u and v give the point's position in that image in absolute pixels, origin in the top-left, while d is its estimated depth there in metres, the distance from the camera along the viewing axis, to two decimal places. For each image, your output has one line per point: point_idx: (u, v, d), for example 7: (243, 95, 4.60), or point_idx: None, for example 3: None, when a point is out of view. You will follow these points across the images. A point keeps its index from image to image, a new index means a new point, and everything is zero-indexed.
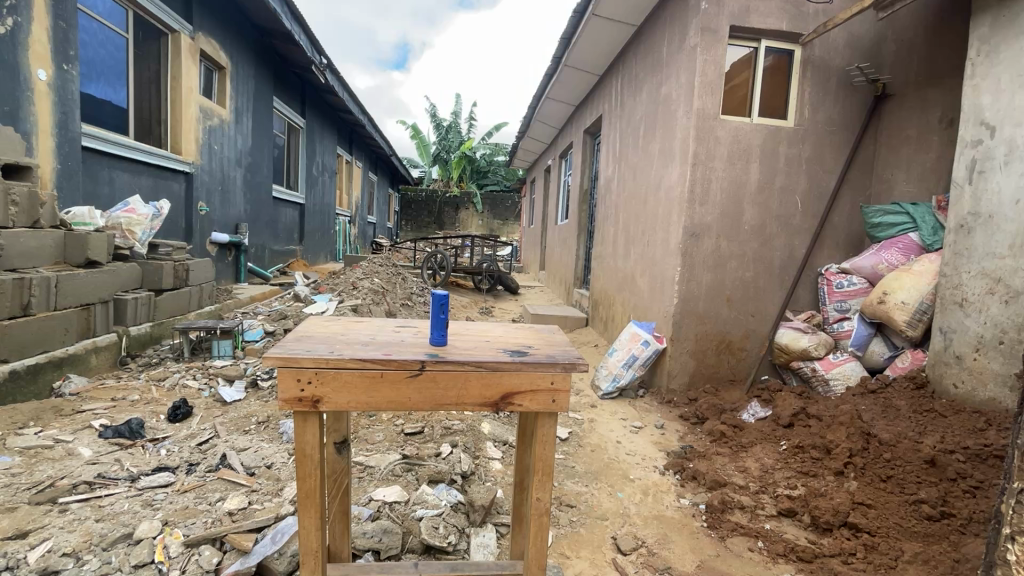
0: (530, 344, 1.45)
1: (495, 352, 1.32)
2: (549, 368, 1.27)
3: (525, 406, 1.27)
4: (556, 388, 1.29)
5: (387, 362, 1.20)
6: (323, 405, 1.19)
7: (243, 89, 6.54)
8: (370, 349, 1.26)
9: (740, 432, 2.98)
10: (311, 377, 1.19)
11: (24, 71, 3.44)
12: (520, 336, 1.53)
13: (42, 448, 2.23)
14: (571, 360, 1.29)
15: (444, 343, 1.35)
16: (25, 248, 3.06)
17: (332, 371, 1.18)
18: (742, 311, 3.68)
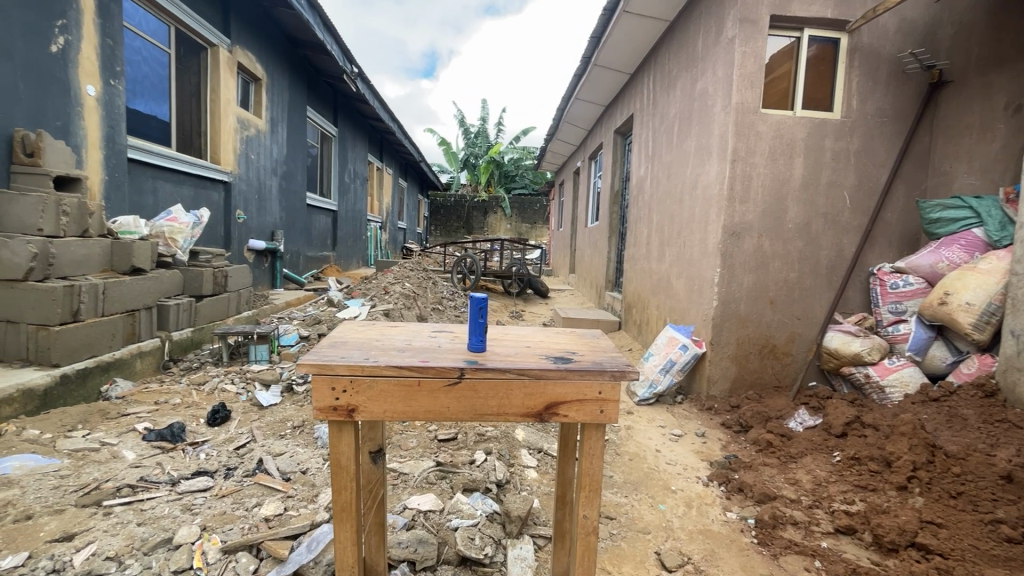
0: (576, 350, 1.37)
1: (538, 359, 1.25)
2: (597, 376, 1.20)
3: (572, 416, 1.21)
4: (604, 398, 1.21)
5: (426, 369, 1.16)
6: (358, 414, 1.16)
7: (278, 99, 6.71)
8: (407, 356, 1.21)
9: (789, 442, 2.82)
10: (346, 386, 1.15)
11: (75, 87, 3.59)
12: (566, 342, 1.46)
13: (89, 450, 2.28)
14: (620, 368, 1.21)
15: (483, 349, 1.30)
16: (75, 256, 3.16)
17: (373, 381, 1.14)
18: (787, 313, 3.51)
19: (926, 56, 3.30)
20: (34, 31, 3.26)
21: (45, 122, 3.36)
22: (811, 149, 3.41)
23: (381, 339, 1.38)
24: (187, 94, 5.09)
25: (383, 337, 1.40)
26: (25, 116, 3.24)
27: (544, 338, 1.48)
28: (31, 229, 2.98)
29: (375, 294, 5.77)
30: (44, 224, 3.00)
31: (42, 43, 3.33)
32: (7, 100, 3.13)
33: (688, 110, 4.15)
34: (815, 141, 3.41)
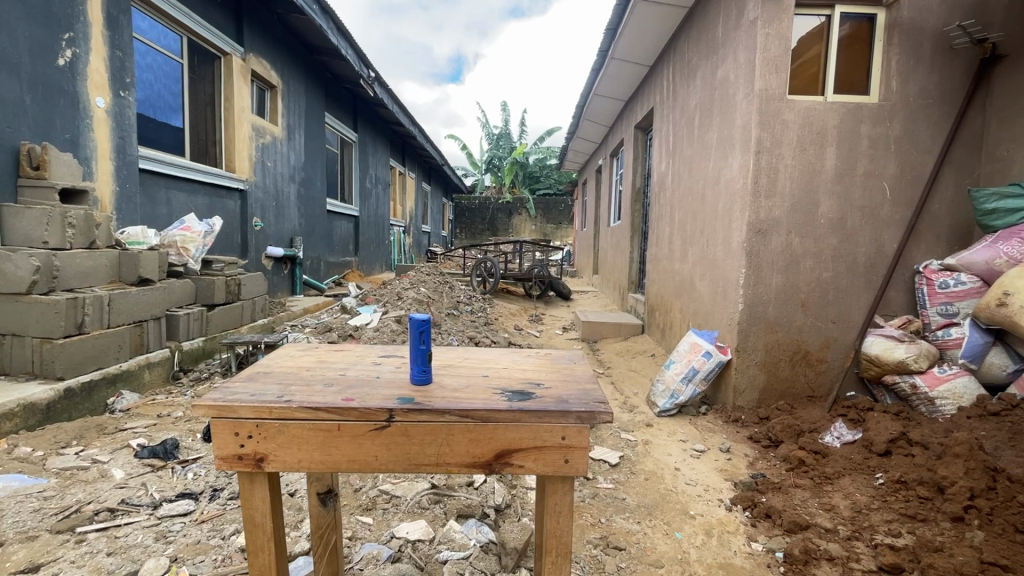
0: (541, 379, 1.33)
1: (489, 397, 1.19)
2: (561, 419, 1.13)
3: (529, 466, 1.14)
4: (569, 445, 1.15)
5: (348, 412, 1.12)
6: (265, 463, 1.13)
7: (295, 106, 6.71)
8: (329, 394, 1.17)
9: (823, 460, 2.55)
10: (252, 432, 1.12)
11: (84, 100, 3.60)
12: (531, 369, 1.43)
13: (78, 469, 2.22)
14: (587, 410, 1.14)
15: (426, 379, 1.26)
16: (80, 268, 3.13)
17: (283, 427, 1.12)
18: (820, 317, 3.22)
19: (976, 29, 2.96)
20: (41, 45, 3.27)
21: (53, 134, 3.38)
22: (845, 136, 3.11)
23: (317, 392, 1.20)
24: (202, 104, 5.11)
25: (331, 388, 1.23)
26: (31, 129, 3.26)
27: (518, 382, 1.31)
28: (36, 243, 2.98)
29: (389, 300, 5.71)
30: (48, 236, 2.99)
31: (49, 57, 3.33)
32: (14, 114, 3.15)
33: (709, 101, 3.88)
34: (849, 128, 3.11)
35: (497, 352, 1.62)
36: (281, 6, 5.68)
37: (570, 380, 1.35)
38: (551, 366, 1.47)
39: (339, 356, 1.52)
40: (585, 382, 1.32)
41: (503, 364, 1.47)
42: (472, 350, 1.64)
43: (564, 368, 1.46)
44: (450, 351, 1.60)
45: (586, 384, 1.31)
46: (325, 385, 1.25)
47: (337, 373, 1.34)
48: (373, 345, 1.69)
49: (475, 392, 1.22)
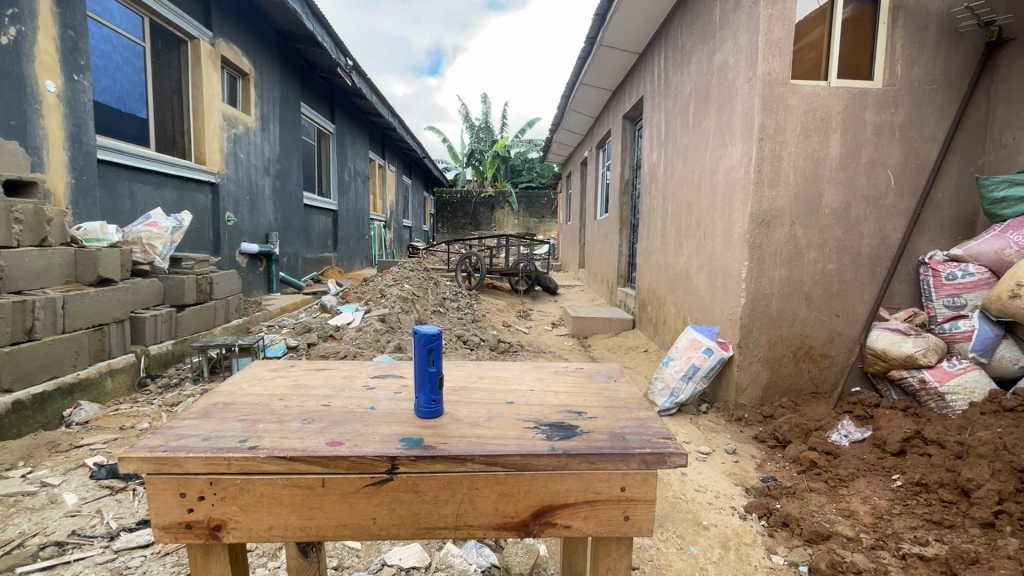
0: (587, 409, 1.21)
1: (524, 434, 1.05)
2: (624, 463, 1.00)
3: (578, 525, 1.02)
4: (628, 497, 1.02)
5: (336, 462, 0.96)
6: (224, 526, 0.98)
7: (268, 95, 6.37)
8: (313, 440, 1.01)
9: (835, 461, 2.42)
10: (206, 492, 0.97)
11: (31, 84, 3.23)
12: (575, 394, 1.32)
13: (23, 495, 1.97)
14: (655, 447, 1.01)
15: (432, 408, 1.12)
16: (29, 269, 2.84)
17: (246, 484, 0.95)
18: (824, 311, 3.12)
19: (984, 11, 2.87)
20: None
21: None
22: (850, 123, 3.00)
23: (298, 436, 1.02)
24: (167, 92, 4.77)
25: (318, 429, 1.06)
26: None
27: (557, 412, 1.18)
28: None
29: (372, 298, 5.48)
30: None
31: None
32: None
33: (706, 87, 3.74)
34: (854, 114, 3.00)
35: (518, 368, 1.52)
36: None
37: (617, 405, 1.23)
38: (587, 386, 1.38)
39: (317, 379, 1.39)
40: (634, 408, 1.21)
41: (531, 386, 1.35)
42: (485, 366, 1.53)
43: (602, 388, 1.36)
44: (463, 369, 1.50)
45: (639, 410, 1.20)
46: (305, 423, 1.09)
47: (319, 405, 1.19)
48: (361, 365, 1.52)
49: (502, 426, 1.09)
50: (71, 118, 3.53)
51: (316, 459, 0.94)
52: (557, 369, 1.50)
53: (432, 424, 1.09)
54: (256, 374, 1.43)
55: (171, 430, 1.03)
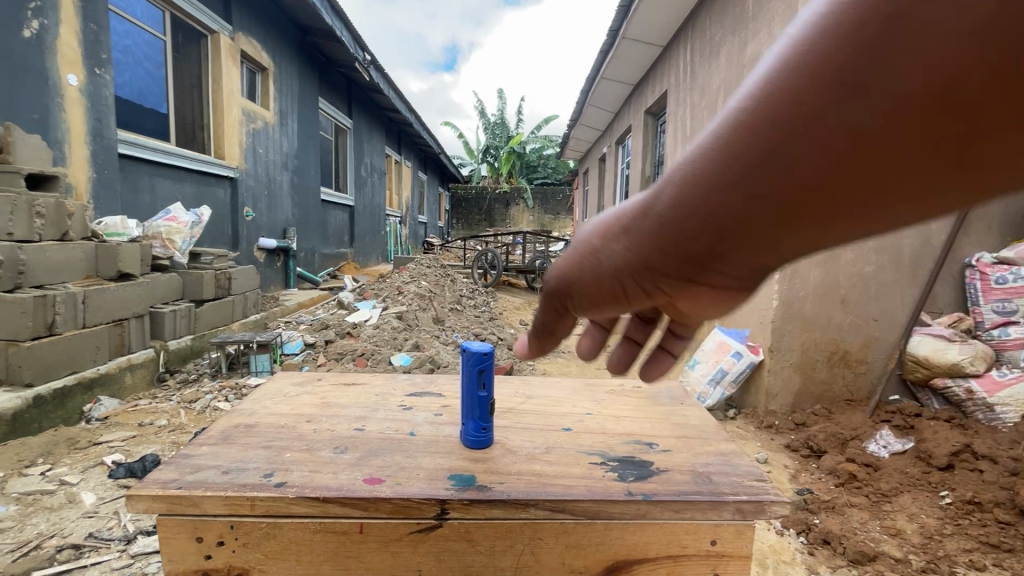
0: (664, 441, 1.12)
1: (597, 473, 0.97)
2: (717, 509, 0.90)
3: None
4: (718, 550, 0.94)
5: (377, 506, 0.87)
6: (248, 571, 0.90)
7: (288, 90, 6.35)
8: (353, 475, 0.93)
9: (876, 474, 2.30)
10: (228, 535, 0.89)
11: (53, 77, 3.22)
12: (644, 420, 1.24)
13: (42, 494, 1.95)
14: (755, 493, 0.92)
15: (482, 438, 1.05)
16: (51, 263, 2.83)
17: (272, 529, 0.88)
18: (861, 314, 2.98)
19: None
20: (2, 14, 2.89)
21: (18, 115, 3.00)
22: None
23: (333, 467, 0.96)
24: (187, 87, 4.75)
25: (354, 460, 0.99)
26: None
27: (625, 443, 1.11)
28: None
29: (389, 294, 5.45)
30: (13, 227, 2.68)
31: (12, 28, 2.95)
32: None
33: (737, 80, 3.60)
34: None
35: (568, 387, 1.46)
36: None
37: (692, 435, 1.16)
38: (652, 410, 1.31)
39: (346, 397, 1.34)
40: (711, 439, 1.14)
41: (588, 409, 1.30)
42: (531, 384, 1.48)
43: (669, 413, 1.30)
44: (506, 387, 1.44)
45: (718, 442, 1.12)
46: (338, 452, 1.02)
47: (353, 430, 1.13)
48: (387, 384, 1.46)
49: (566, 458, 1.03)
50: (93, 112, 3.52)
51: (355, 501, 0.86)
52: (608, 391, 1.44)
53: (483, 456, 1.02)
54: (280, 390, 1.38)
55: (190, 461, 0.97)
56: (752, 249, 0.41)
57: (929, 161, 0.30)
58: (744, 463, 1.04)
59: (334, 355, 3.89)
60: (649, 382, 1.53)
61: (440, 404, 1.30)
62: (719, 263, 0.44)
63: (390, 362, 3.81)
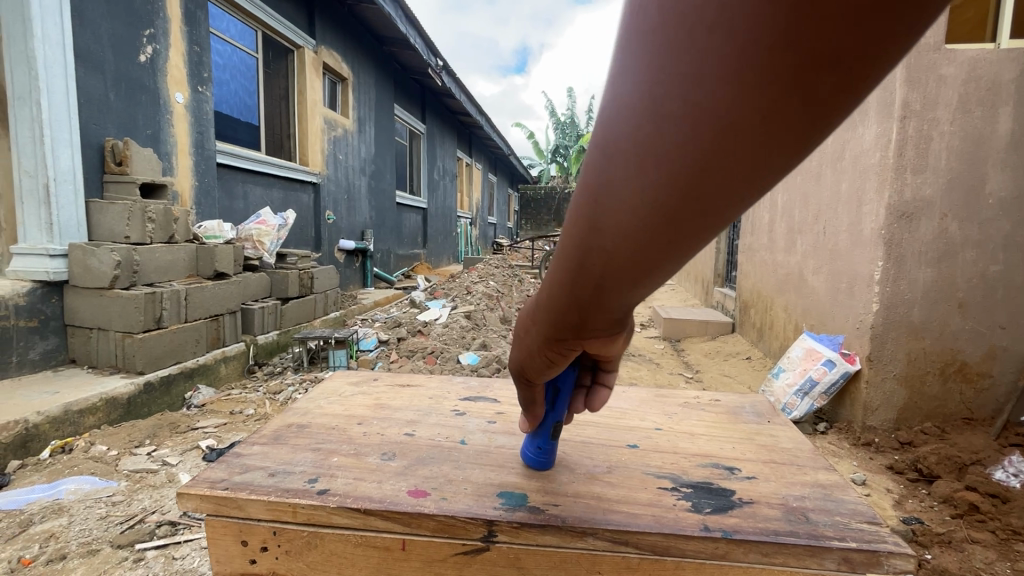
0: (751, 467, 1.02)
1: (665, 499, 0.90)
2: (820, 551, 0.78)
3: None
4: None
5: (421, 522, 0.84)
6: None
7: (366, 98, 6.65)
8: (402, 481, 0.93)
9: (1005, 508, 2.03)
10: (267, 539, 0.89)
11: (164, 96, 3.58)
12: (726, 438, 1.14)
13: (147, 472, 2.16)
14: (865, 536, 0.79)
15: (544, 458, 0.96)
16: (160, 263, 3.14)
17: (313, 538, 0.87)
18: (984, 320, 2.60)
19: None
20: (125, 43, 3.24)
21: (135, 131, 3.34)
22: None
23: (379, 475, 0.95)
24: (275, 100, 5.09)
25: (400, 468, 0.98)
26: (116, 126, 3.22)
27: (701, 466, 1.02)
28: (119, 238, 2.99)
29: (458, 294, 5.56)
30: (130, 231, 2.99)
31: (131, 54, 3.30)
32: (99, 111, 3.11)
33: None
34: None
35: (637, 397, 1.38)
36: None
37: (783, 461, 1.04)
38: (733, 429, 1.19)
39: (400, 399, 1.34)
40: (806, 467, 1.01)
41: (657, 425, 1.21)
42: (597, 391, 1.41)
43: (754, 433, 1.17)
44: None
45: (815, 472, 1.00)
46: (385, 459, 1.02)
47: (403, 435, 1.13)
48: (450, 386, 1.45)
49: (630, 479, 0.96)
50: (196, 126, 3.86)
51: (398, 514, 0.84)
52: (679, 402, 1.35)
53: (539, 472, 0.97)
54: (336, 390, 1.41)
55: (240, 461, 1.00)
56: (667, 257, 0.39)
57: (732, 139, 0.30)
58: (850, 500, 0.91)
59: (405, 352, 4.01)
60: (729, 396, 1.41)
61: (494, 411, 1.27)
62: (656, 277, 0.41)
63: (457, 360, 3.84)
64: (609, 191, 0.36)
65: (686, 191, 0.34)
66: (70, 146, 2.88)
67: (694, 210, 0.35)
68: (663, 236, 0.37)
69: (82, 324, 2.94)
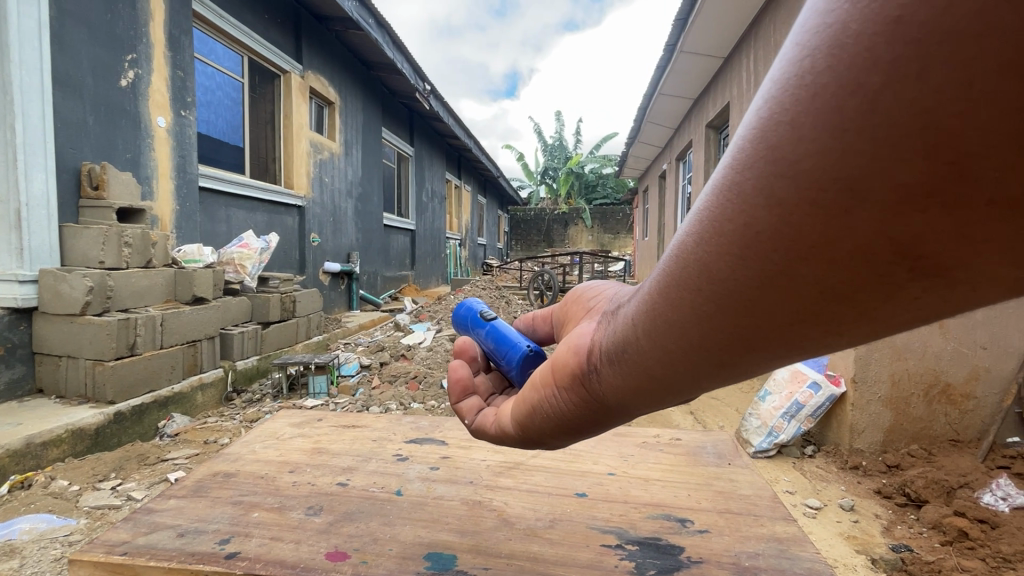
0: (708, 519, 0.97)
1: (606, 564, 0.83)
2: None
3: None
4: None
5: None
6: None
7: (353, 122, 6.67)
8: (312, 545, 0.87)
9: (994, 533, 1.98)
10: None
11: (146, 120, 3.54)
12: (681, 485, 1.10)
13: (109, 508, 2.12)
14: None
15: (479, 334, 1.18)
16: (136, 288, 3.06)
17: None
18: (965, 341, 2.60)
19: None
20: (105, 67, 3.22)
21: (114, 155, 3.30)
22: None
23: (298, 533, 0.90)
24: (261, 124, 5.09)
25: (323, 525, 0.93)
26: (94, 149, 3.17)
27: (650, 518, 0.97)
28: (92, 262, 2.92)
29: (443, 317, 5.52)
30: (104, 256, 2.93)
31: (112, 78, 3.28)
32: (76, 135, 3.07)
33: None
34: None
35: (596, 438, 1.34)
36: (337, 23, 5.64)
37: (739, 510, 1.00)
38: (689, 473, 1.15)
39: (341, 443, 1.30)
40: (763, 517, 0.97)
41: (610, 469, 1.17)
42: None
43: (712, 478, 1.13)
44: None
45: (772, 523, 0.95)
46: (309, 514, 0.97)
47: (336, 485, 1.08)
48: (415, 422, 1.41)
49: (572, 536, 0.91)
50: (178, 150, 3.83)
51: None
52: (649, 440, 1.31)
53: (472, 530, 0.93)
54: (276, 432, 1.37)
55: (148, 520, 0.95)
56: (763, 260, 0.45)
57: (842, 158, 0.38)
58: (807, 557, 0.86)
59: (387, 377, 3.93)
60: (690, 435, 1.37)
61: (439, 456, 1.23)
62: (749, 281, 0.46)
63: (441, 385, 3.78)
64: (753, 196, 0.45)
65: (841, 195, 0.38)
66: (44, 170, 2.83)
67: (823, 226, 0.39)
68: (809, 251, 0.41)
69: (51, 352, 2.85)
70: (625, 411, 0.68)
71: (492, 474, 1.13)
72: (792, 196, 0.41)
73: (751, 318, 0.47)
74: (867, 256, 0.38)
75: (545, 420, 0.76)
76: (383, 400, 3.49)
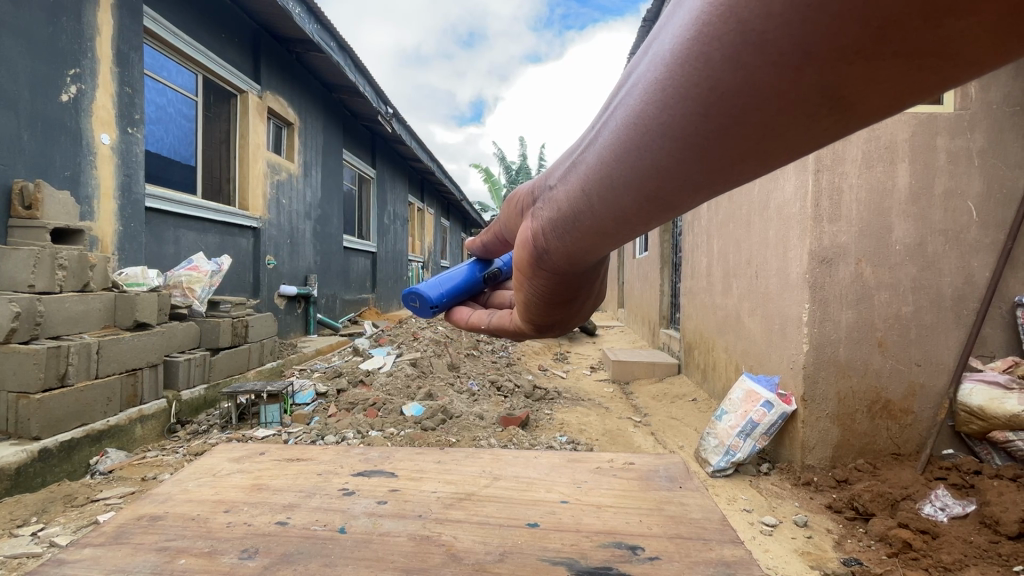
0: (659, 542, 0.97)
1: None
2: None
3: None
4: None
5: None
6: None
7: (313, 143, 6.55)
8: None
9: (935, 543, 2.09)
10: None
11: (87, 137, 3.35)
12: (636, 511, 1.10)
13: (27, 557, 1.99)
14: None
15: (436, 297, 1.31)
16: (69, 313, 2.84)
17: None
18: (902, 358, 2.77)
19: None
20: (43, 81, 3.06)
21: (50, 173, 3.11)
22: (919, 151, 2.73)
23: None
24: (216, 143, 4.93)
25: (258, 569, 0.88)
26: (27, 166, 3.00)
27: (601, 547, 0.97)
28: (21, 286, 2.70)
29: (405, 342, 5.45)
30: (35, 279, 2.71)
31: (52, 92, 3.11)
32: (8, 151, 2.90)
33: None
34: (923, 142, 2.73)
35: (557, 463, 1.34)
36: (298, 44, 5.59)
37: (688, 534, 1.00)
38: (641, 498, 1.15)
39: (284, 478, 1.24)
40: (711, 541, 0.98)
41: (563, 497, 1.16)
42: (522, 458, 1.35)
43: (664, 502, 1.14)
44: (476, 464, 1.33)
45: (720, 547, 0.96)
46: (243, 558, 0.91)
47: (274, 525, 1.02)
48: (366, 464, 1.33)
49: (522, 569, 0.89)
50: (124, 168, 3.63)
51: None
52: (608, 470, 1.31)
53: (418, 568, 0.89)
54: (212, 469, 1.29)
55: (56, 572, 0.86)
56: (752, 142, 0.43)
57: (795, 98, 0.38)
58: None
59: (344, 405, 3.79)
60: (644, 458, 1.38)
61: (387, 490, 1.18)
62: (732, 167, 0.47)
63: (401, 412, 3.70)
64: (722, 105, 0.42)
65: (807, 87, 0.36)
66: None
67: (710, 169, 0.47)
68: (762, 132, 0.42)
69: None
70: (582, 269, 0.82)
71: (442, 507, 1.10)
72: (763, 79, 0.38)
73: (718, 174, 0.48)
74: (797, 112, 0.38)
75: (542, 299, 0.91)
76: (340, 429, 3.34)
